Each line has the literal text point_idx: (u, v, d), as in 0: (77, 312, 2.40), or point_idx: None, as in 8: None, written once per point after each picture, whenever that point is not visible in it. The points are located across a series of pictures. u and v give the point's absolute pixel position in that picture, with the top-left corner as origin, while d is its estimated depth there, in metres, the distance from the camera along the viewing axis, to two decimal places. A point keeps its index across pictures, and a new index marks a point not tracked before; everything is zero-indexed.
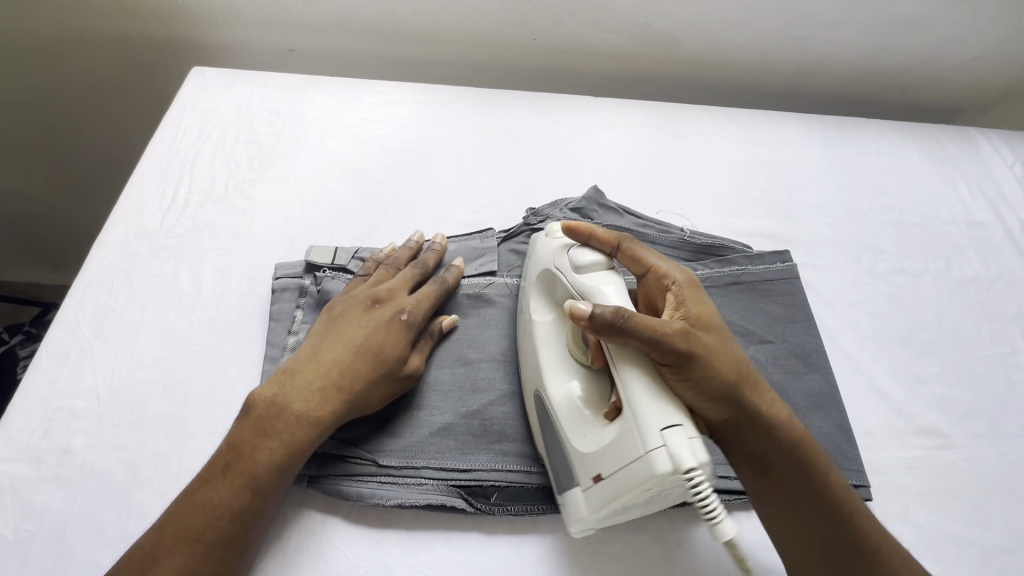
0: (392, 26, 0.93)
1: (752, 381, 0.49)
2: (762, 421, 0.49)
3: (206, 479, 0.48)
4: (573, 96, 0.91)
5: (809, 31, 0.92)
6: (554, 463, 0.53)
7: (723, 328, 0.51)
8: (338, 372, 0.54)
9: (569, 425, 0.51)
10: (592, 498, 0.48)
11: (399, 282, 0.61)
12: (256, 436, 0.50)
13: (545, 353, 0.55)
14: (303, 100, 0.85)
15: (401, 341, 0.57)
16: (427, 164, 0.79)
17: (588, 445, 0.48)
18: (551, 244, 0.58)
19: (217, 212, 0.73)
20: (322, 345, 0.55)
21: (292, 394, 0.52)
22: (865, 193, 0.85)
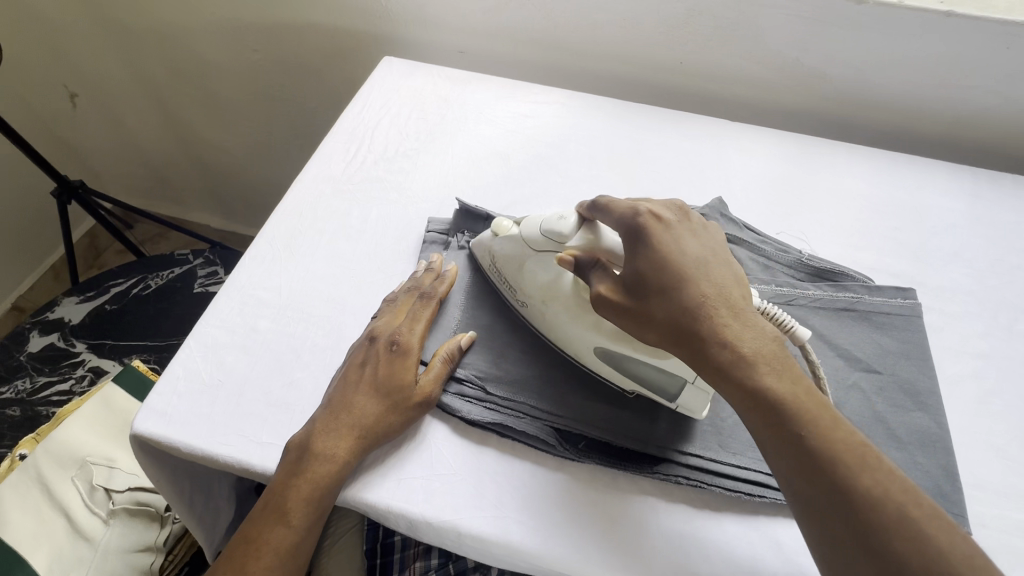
0: (553, 39, 1.05)
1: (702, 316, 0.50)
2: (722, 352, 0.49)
3: (250, 518, 0.56)
4: (709, 119, 0.96)
5: (976, 80, 0.89)
6: (650, 382, 0.60)
7: (665, 270, 0.52)
8: (349, 412, 0.59)
9: (642, 355, 0.58)
10: (708, 378, 0.57)
11: (393, 317, 0.66)
12: (286, 477, 0.56)
13: (562, 314, 0.63)
14: (466, 91, 0.99)
15: (401, 369, 0.61)
16: (565, 158, 0.89)
17: (675, 355, 0.56)
18: (512, 234, 0.67)
19: (387, 170, 0.87)
20: (333, 392, 0.61)
21: (311, 436, 0.58)
22: (1014, 251, 0.80)
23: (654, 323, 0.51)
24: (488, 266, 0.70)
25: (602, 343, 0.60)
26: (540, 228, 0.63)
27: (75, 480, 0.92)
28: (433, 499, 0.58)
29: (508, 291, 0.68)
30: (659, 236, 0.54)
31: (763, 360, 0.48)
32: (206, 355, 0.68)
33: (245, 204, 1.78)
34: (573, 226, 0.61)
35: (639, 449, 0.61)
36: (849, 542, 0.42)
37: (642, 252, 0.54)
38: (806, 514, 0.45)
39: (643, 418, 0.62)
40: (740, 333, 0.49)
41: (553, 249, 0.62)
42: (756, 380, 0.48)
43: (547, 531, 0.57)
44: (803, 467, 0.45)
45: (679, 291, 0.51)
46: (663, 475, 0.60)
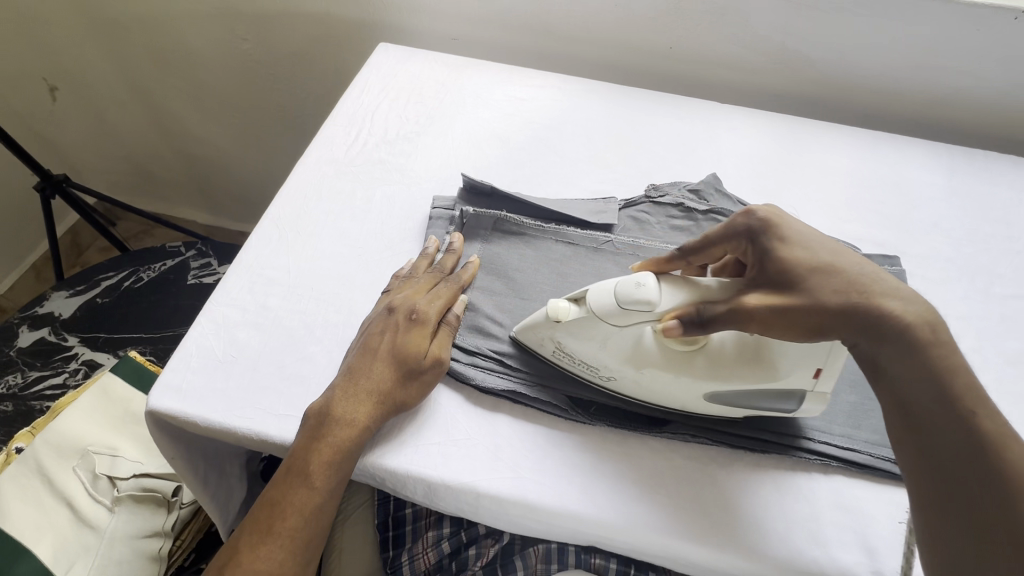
0: (546, 26, 1.07)
1: (863, 292, 0.50)
2: (893, 326, 0.49)
3: (274, 481, 0.58)
4: (698, 101, 0.99)
5: (951, 62, 0.95)
6: (766, 404, 0.60)
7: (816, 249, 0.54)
8: (367, 378, 0.60)
9: (764, 380, 0.57)
10: (824, 386, 0.58)
11: (413, 290, 0.67)
12: (308, 442, 0.58)
13: (664, 375, 0.59)
14: (463, 77, 1.01)
15: (418, 338, 0.63)
16: (563, 139, 0.91)
17: (789, 375, 0.57)
18: (578, 314, 0.59)
19: (389, 152, 0.88)
20: (353, 359, 0.62)
21: (334, 401, 0.59)
22: (989, 221, 0.85)
23: (821, 305, 0.50)
24: (548, 349, 0.64)
25: (715, 386, 0.58)
26: (615, 303, 0.56)
27: (77, 470, 0.91)
28: (451, 463, 0.60)
29: (584, 370, 0.63)
30: (789, 222, 0.57)
31: (937, 332, 0.49)
32: (218, 333, 0.68)
33: (235, 198, 1.77)
34: (655, 287, 0.55)
35: (646, 410, 0.63)
36: (1001, 521, 0.43)
37: (782, 240, 0.55)
38: (951, 484, 0.45)
39: None
40: (912, 311, 0.49)
41: (643, 320, 0.56)
42: (930, 354, 0.48)
43: (564, 489, 0.59)
44: (965, 446, 0.45)
45: (837, 270, 0.52)
46: (668, 435, 0.63)
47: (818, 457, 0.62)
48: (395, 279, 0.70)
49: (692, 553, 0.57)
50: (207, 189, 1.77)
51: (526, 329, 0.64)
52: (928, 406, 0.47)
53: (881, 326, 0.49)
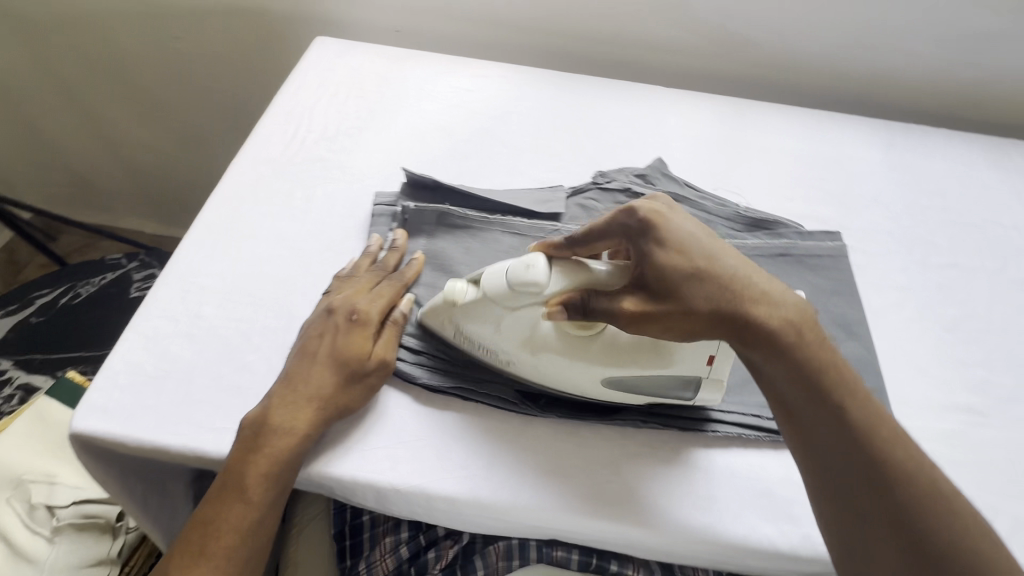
0: (489, 15, 1.05)
1: (737, 298, 0.51)
2: (763, 332, 0.51)
3: (208, 498, 0.55)
4: (644, 86, 0.99)
5: (885, 40, 0.97)
6: (663, 391, 0.61)
7: (692, 255, 0.52)
8: (306, 383, 0.58)
9: (654, 366, 0.58)
10: (721, 372, 0.60)
11: (355, 288, 0.65)
12: (242, 454, 0.55)
13: (559, 361, 0.59)
14: (405, 69, 0.98)
15: (359, 338, 0.61)
16: (509, 130, 0.90)
17: (683, 359, 0.58)
18: (473, 298, 0.59)
19: (328, 149, 0.85)
20: (291, 363, 0.60)
21: (270, 409, 0.56)
22: (926, 194, 0.88)
23: (691, 310, 0.51)
24: (449, 333, 0.63)
25: (609, 373, 0.59)
26: (506, 287, 0.56)
27: (10, 502, 0.85)
28: (400, 466, 0.58)
29: (484, 353, 0.62)
30: (670, 223, 0.54)
31: (806, 329, 0.51)
32: (147, 347, 0.64)
33: (181, 205, 1.68)
34: (545, 271, 0.54)
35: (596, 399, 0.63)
36: (884, 516, 0.46)
37: (661, 242, 0.53)
38: (839, 483, 0.48)
39: None
40: (784, 312, 0.52)
41: (531, 303, 0.56)
42: (802, 354, 0.50)
43: (516, 484, 0.58)
44: (844, 443, 0.48)
45: (711, 276, 0.52)
46: (619, 422, 0.62)
47: (767, 435, 0.63)
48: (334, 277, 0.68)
49: (648, 539, 0.57)
50: (150, 198, 1.67)
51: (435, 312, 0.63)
52: (809, 409, 0.50)
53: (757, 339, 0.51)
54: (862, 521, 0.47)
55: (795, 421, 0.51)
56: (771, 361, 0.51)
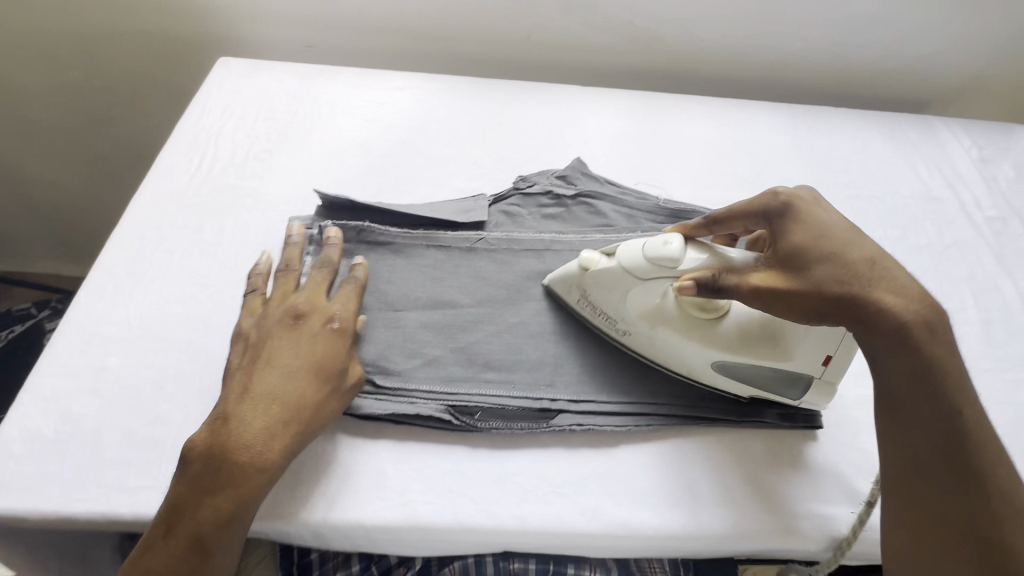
0: (400, 25, 1.04)
1: (867, 285, 0.50)
2: (888, 324, 0.49)
3: (148, 545, 0.50)
4: (561, 87, 1.00)
5: (781, 28, 1.02)
6: (775, 389, 0.62)
7: (824, 237, 0.53)
8: (281, 401, 0.55)
9: (773, 358, 0.59)
10: (830, 375, 0.60)
11: (313, 293, 0.63)
12: (197, 492, 0.51)
13: (680, 338, 0.62)
14: (317, 85, 0.95)
15: (335, 350, 0.59)
16: (428, 141, 0.88)
17: (800, 354, 0.59)
18: (608, 267, 0.62)
19: (238, 177, 0.81)
20: (251, 380, 0.56)
21: (236, 435, 0.53)
22: (830, 172, 0.92)
23: (818, 292, 0.50)
24: (574, 299, 0.67)
25: (722, 357, 0.60)
26: (644, 259, 0.59)
27: None
28: (334, 503, 0.57)
29: (603, 321, 0.66)
30: (812, 210, 0.55)
31: (937, 329, 0.49)
32: (45, 409, 0.59)
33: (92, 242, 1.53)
34: (681, 248, 0.57)
35: (530, 406, 0.62)
36: (969, 520, 0.45)
37: (798, 227, 0.54)
38: (924, 476, 0.47)
39: (532, 378, 0.64)
40: (919, 310, 0.49)
41: (667, 277, 0.59)
42: (925, 351, 0.48)
43: (456, 505, 0.57)
44: (944, 444, 0.46)
45: (844, 262, 0.51)
46: (555, 426, 0.62)
47: (700, 421, 0.63)
48: (257, 278, 0.65)
49: (592, 541, 0.57)
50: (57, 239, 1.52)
51: (558, 280, 0.68)
52: (914, 404, 0.48)
53: (880, 325, 0.49)
54: (939, 518, 0.46)
55: (895, 415, 0.49)
56: (887, 352, 0.49)
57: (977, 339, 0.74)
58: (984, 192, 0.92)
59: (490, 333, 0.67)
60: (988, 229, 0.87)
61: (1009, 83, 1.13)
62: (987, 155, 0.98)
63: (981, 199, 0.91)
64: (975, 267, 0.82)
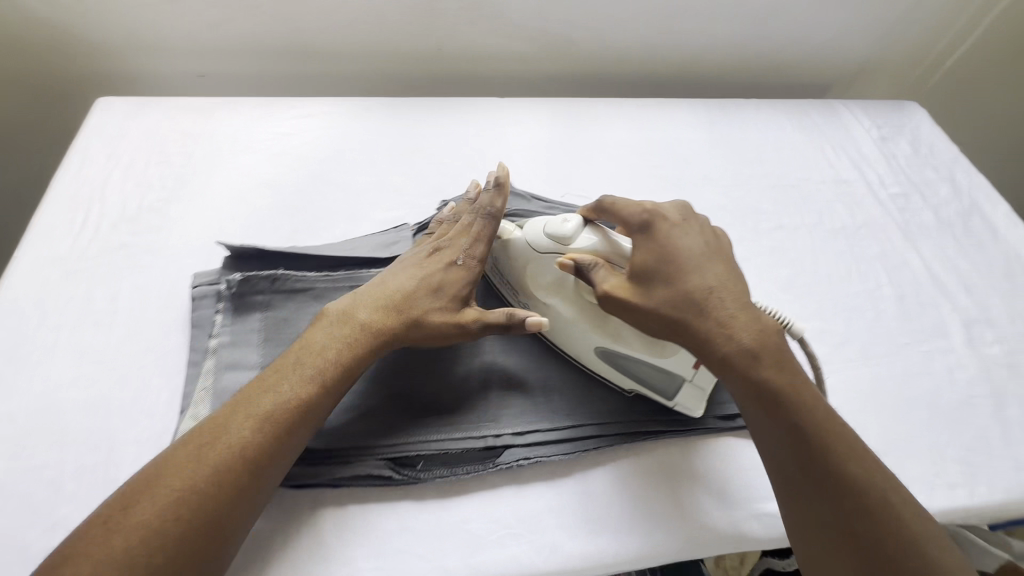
0: (301, 47, 0.98)
1: (700, 311, 0.54)
2: (718, 349, 0.53)
3: (276, 367, 0.56)
4: (478, 100, 0.97)
5: (688, 24, 1.04)
6: (652, 381, 0.62)
7: (671, 258, 0.56)
8: (408, 300, 0.61)
9: (643, 352, 0.59)
10: (704, 379, 0.60)
11: (457, 229, 0.68)
12: (327, 336, 0.58)
13: (569, 316, 0.62)
14: (215, 120, 0.88)
15: (458, 280, 0.63)
16: (343, 171, 0.84)
17: (674, 352, 0.59)
18: (516, 239, 0.65)
19: (131, 233, 0.73)
20: (393, 274, 0.64)
21: (362, 313, 0.60)
22: (748, 163, 0.95)
23: (656, 313, 0.54)
24: (491, 268, 0.70)
25: (603, 342, 0.61)
26: (543, 237, 0.61)
27: None
28: None
29: (510, 293, 0.68)
30: (671, 234, 0.58)
31: (765, 352, 0.52)
32: None
33: None
34: (576, 228, 0.60)
35: (475, 447, 0.60)
36: (839, 522, 0.46)
37: (648, 249, 0.57)
38: (791, 486, 0.49)
39: (474, 416, 0.61)
40: (748, 331, 0.53)
41: (555, 256, 0.61)
42: (756, 373, 0.51)
43: (407, 566, 0.54)
44: (794, 453, 0.49)
45: (681, 286, 0.54)
46: (503, 465, 0.59)
47: (647, 436, 0.63)
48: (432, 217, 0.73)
49: None
50: None
51: (487, 256, 0.71)
52: (765, 422, 0.51)
53: (710, 350, 0.53)
54: (811, 524, 0.48)
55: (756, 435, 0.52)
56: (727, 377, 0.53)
57: (894, 316, 0.78)
58: (886, 169, 0.98)
59: (425, 374, 0.64)
60: (894, 206, 0.92)
61: (898, 61, 1.20)
62: (885, 133, 1.04)
63: (884, 176, 0.97)
64: (884, 244, 0.86)
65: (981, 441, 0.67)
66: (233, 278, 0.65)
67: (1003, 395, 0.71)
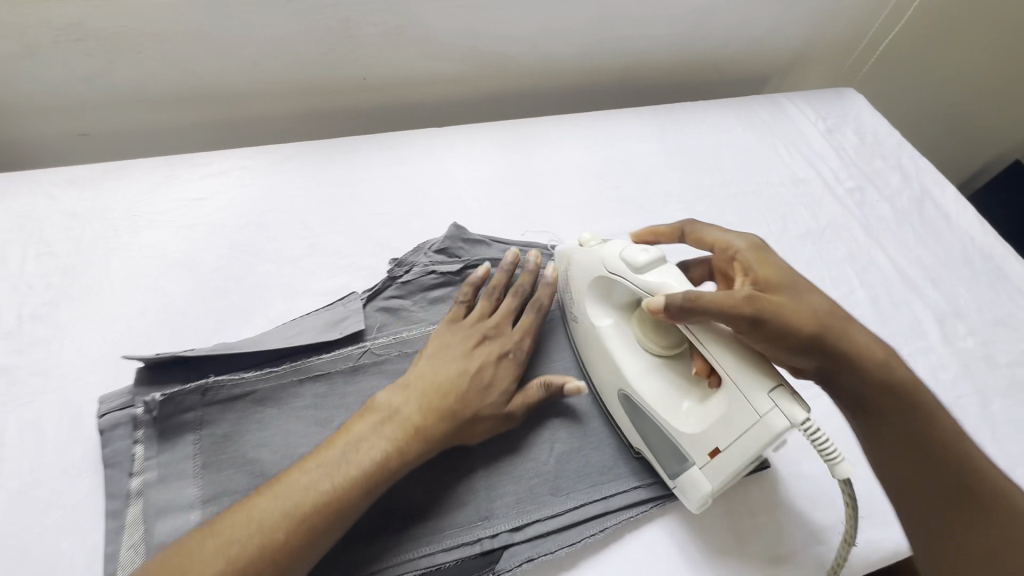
0: (203, 91, 0.85)
1: (831, 331, 0.51)
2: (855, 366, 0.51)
3: (313, 456, 0.50)
4: (415, 132, 0.88)
5: (628, 28, 0.98)
6: (656, 449, 0.56)
7: (788, 279, 0.54)
8: (457, 394, 0.55)
9: (659, 416, 0.55)
10: (713, 474, 0.52)
11: (502, 315, 0.63)
12: (374, 429, 0.52)
13: (612, 344, 0.60)
14: (105, 191, 0.74)
15: (506, 378, 0.59)
16: (270, 236, 0.73)
17: (692, 424, 0.53)
18: (593, 252, 0.62)
19: (12, 352, 0.60)
20: (437, 363, 0.58)
21: (412, 408, 0.54)
22: (706, 172, 0.91)
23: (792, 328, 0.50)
24: (561, 270, 0.67)
25: (629, 389, 0.57)
26: (618, 260, 0.58)
27: None
28: None
29: (568, 304, 0.66)
30: (771, 260, 0.57)
31: (891, 375, 0.51)
32: None
33: None
34: (653, 261, 0.56)
35: (467, 556, 0.52)
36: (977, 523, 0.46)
37: (763, 268, 0.56)
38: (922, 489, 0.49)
39: (462, 518, 0.54)
40: (873, 353, 0.51)
41: (625, 283, 0.58)
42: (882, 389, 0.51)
43: None
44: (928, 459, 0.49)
45: (812, 304, 0.52)
46: (503, 571, 0.53)
47: (652, 503, 0.58)
48: (465, 283, 0.65)
49: None
50: None
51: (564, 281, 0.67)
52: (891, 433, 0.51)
53: (851, 364, 0.51)
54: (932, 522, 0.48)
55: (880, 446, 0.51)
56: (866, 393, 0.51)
57: (872, 322, 0.77)
58: (838, 162, 0.97)
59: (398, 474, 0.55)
60: (851, 201, 0.92)
61: (829, 47, 1.21)
62: (831, 125, 1.03)
63: (837, 170, 0.96)
64: (849, 244, 0.85)
65: None
66: (149, 399, 0.53)
67: (984, 392, 0.71)
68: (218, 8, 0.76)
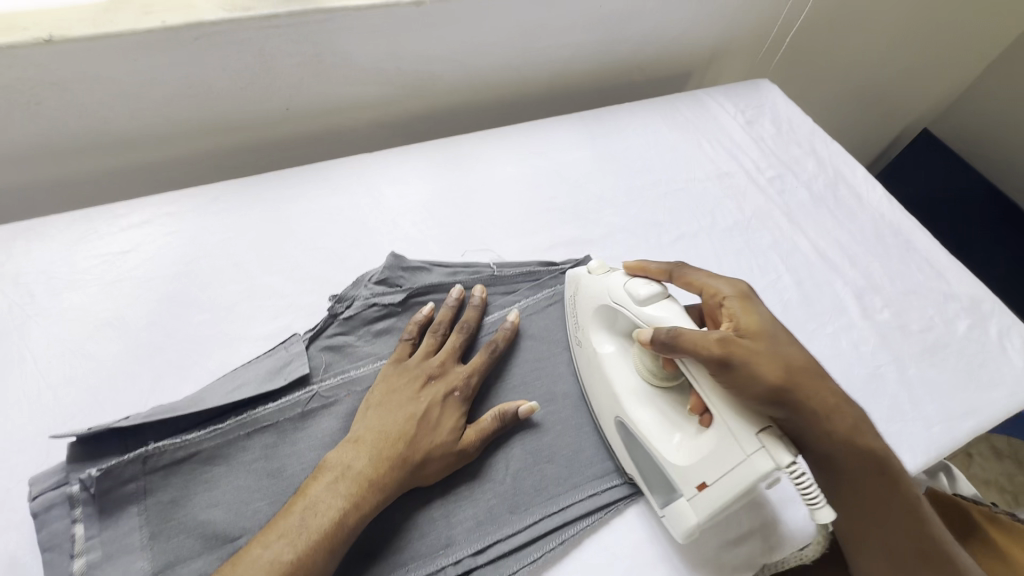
0: (118, 136, 0.82)
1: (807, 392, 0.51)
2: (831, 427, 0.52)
3: (270, 525, 0.50)
4: (345, 159, 0.87)
5: (550, 39, 1.00)
6: (647, 476, 0.59)
7: (770, 334, 0.54)
8: (407, 439, 0.56)
9: (651, 446, 0.57)
10: (699, 507, 0.53)
11: (447, 353, 0.64)
12: (328, 487, 0.52)
13: (610, 369, 0.62)
14: (15, 254, 0.70)
15: (456, 416, 0.60)
16: (203, 284, 0.71)
17: (681, 458, 0.55)
18: (604, 280, 0.64)
19: None
20: (384, 412, 0.58)
21: (364, 460, 0.55)
22: (637, 174, 0.95)
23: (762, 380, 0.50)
24: (570, 293, 0.69)
25: (624, 415, 0.60)
26: (625, 292, 0.61)
27: None
28: None
29: (573, 328, 0.68)
30: (756, 311, 0.57)
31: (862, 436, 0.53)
32: None
33: None
34: (655, 295, 0.59)
35: None
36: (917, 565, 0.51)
37: (745, 320, 0.55)
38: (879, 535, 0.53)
39: (424, 549, 0.55)
40: (846, 415, 0.53)
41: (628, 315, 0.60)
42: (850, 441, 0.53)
43: None
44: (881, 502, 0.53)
45: (790, 364, 0.52)
46: None
47: (608, 507, 0.60)
48: (409, 323, 0.67)
49: None
50: None
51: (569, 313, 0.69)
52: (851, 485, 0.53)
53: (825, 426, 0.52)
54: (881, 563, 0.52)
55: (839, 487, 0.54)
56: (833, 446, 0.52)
57: (799, 304, 0.82)
58: (758, 153, 1.02)
59: None
60: (773, 190, 0.97)
61: (744, 40, 1.27)
62: (750, 117, 1.08)
63: (757, 160, 1.01)
64: (773, 231, 0.91)
65: (895, 410, 0.72)
66: (84, 476, 0.51)
67: (901, 359, 0.78)
68: (122, 52, 0.73)
